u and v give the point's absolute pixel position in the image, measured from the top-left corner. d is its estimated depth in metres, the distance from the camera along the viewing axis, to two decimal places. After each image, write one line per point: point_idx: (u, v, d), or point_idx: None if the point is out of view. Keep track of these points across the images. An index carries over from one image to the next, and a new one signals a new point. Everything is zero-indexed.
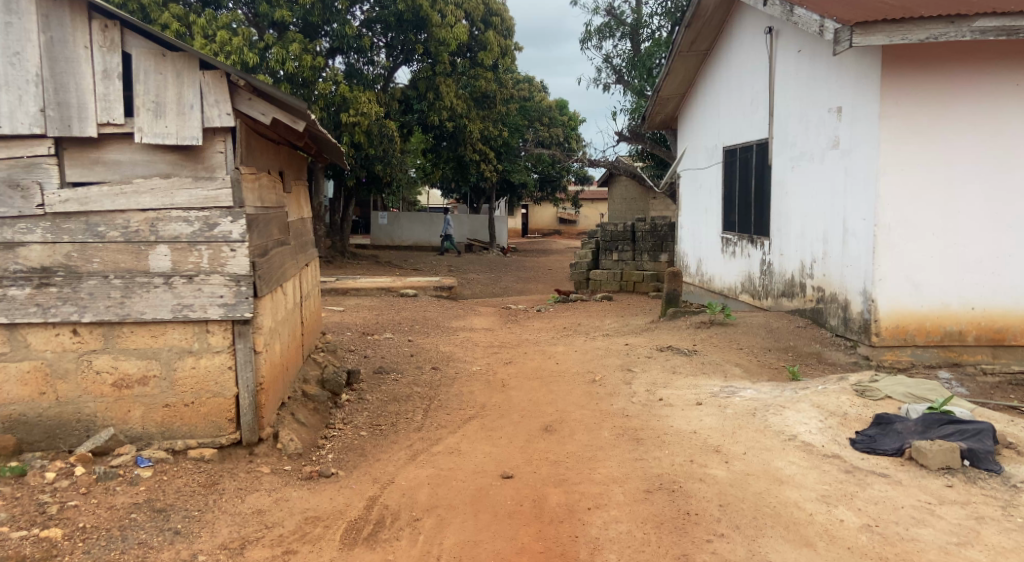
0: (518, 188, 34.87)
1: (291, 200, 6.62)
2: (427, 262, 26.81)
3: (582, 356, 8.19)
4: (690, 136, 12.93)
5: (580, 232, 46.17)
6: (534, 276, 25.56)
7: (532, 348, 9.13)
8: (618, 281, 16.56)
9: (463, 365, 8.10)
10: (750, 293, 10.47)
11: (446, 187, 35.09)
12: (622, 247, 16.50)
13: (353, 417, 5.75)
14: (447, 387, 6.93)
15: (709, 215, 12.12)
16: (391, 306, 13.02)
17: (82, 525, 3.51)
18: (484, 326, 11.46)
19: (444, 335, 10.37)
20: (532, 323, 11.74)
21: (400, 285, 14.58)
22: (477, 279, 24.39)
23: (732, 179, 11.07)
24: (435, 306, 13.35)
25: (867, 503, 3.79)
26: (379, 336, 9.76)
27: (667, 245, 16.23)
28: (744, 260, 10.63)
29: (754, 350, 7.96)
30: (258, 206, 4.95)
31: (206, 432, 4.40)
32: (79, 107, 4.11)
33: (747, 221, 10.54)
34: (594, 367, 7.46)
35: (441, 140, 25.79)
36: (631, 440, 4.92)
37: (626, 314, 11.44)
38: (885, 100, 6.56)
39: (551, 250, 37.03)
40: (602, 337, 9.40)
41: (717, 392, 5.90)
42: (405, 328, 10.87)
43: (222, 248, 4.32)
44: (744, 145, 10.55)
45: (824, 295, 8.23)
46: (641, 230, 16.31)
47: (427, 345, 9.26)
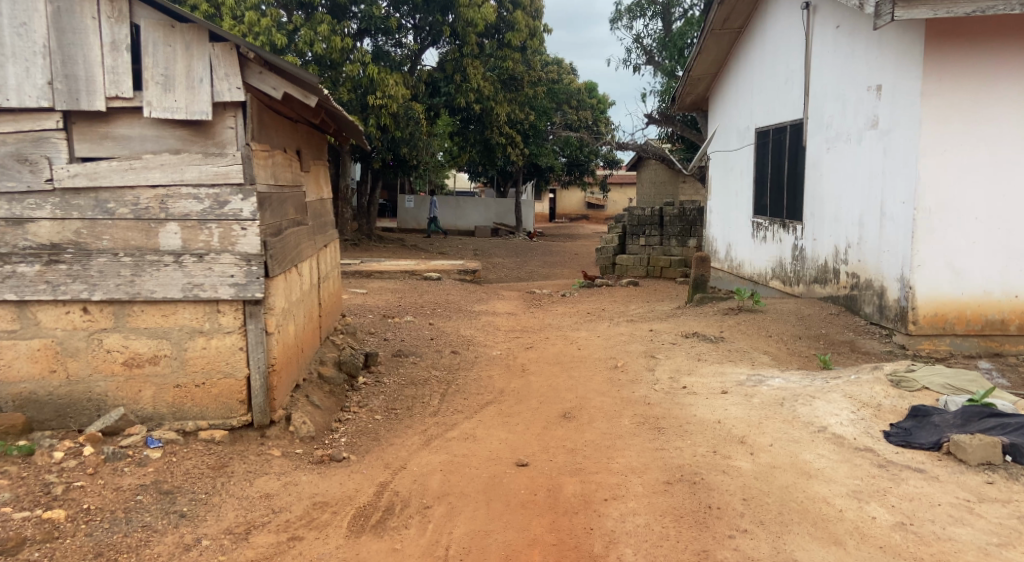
0: (546, 171, 34.65)
1: (309, 181, 6.49)
2: (453, 246, 26.74)
3: (605, 341, 8.04)
4: (721, 117, 12.65)
5: (608, 216, 45.82)
6: (560, 261, 25.40)
7: (554, 333, 9.00)
8: (645, 267, 16.33)
9: (483, 349, 7.99)
10: (781, 279, 10.23)
11: (474, 170, 34.97)
12: (650, 231, 16.24)
13: (369, 400, 5.67)
14: (466, 372, 6.82)
15: (739, 199, 11.87)
16: (414, 289, 12.95)
17: (85, 506, 3.43)
18: (507, 310, 11.33)
19: (466, 319, 10.27)
20: (555, 308, 11.59)
21: (424, 268, 14.52)
22: (503, 263, 24.27)
23: (763, 161, 10.83)
24: (458, 289, 13.25)
25: (901, 500, 3.59)
26: (400, 319, 9.69)
27: (696, 229, 15.96)
28: (775, 245, 10.40)
29: (784, 338, 7.74)
30: (272, 184, 4.84)
31: (218, 414, 4.32)
32: (87, 80, 4.02)
33: (778, 205, 10.31)
34: (617, 353, 7.31)
35: (468, 123, 25.65)
36: (652, 429, 4.76)
37: (652, 300, 11.23)
38: (927, 78, 6.27)
39: (578, 235, 36.80)
40: (626, 323, 9.22)
41: (743, 381, 5.72)
42: (427, 311, 10.80)
43: (232, 226, 4.23)
44: (777, 126, 10.29)
45: (860, 281, 7.97)
46: (669, 215, 16.03)
47: (448, 329, 9.17)
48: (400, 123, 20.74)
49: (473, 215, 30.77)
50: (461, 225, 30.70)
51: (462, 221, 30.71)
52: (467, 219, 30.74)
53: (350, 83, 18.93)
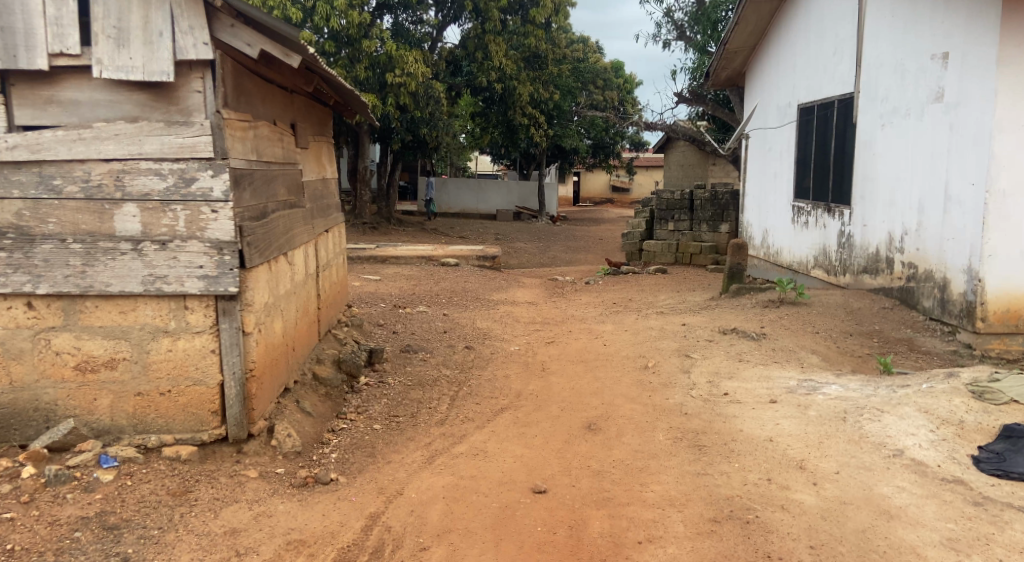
0: (570, 154, 33.85)
1: (306, 159, 5.85)
2: (473, 230, 26.11)
3: (633, 336, 7.37)
4: (759, 93, 11.95)
5: (633, 200, 44.94)
6: (584, 246, 24.69)
7: (577, 327, 8.34)
8: (674, 253, 15.59)
9: (499, 344, 7.35)
10: (825, 268, 9.58)
11: (496, 152, 34.26)
12: (679, 216, 15.49)
13: (370, 404, 5.04)
14: (479, 371, 6.19)
15: (778, 181, 11.21)
16: (429, 276, 12.32)
17: (10, 547, 2.85)
18: (526, 300, 10.67)
19: (483, 309, 9.65)
20: (578, 297, 10.90)
21: (441, 254, 13.89)
22: (525, 248, 23.63)
23: (807, 139, 10.21)
24: (476, 276, 12.62)
25: (1009, 552, 2.91)
26: (412, 309, 9.08)
27: (728, 214, 15.16)
28: (818, 232, 9.75)
29: (833, 335, 7.05)
30: (255, 160, 4.20)
31: (186, 426, 3.70)
32: (26, 33, 3.40)
33: (823, 187, 9.67)
34: (647, 350, 6.63)
35: (491, 103, 25.01)
36: (691, 447, 4.10)
37: (683, 290, 10.51)
38: (1005, 43, 5.51)
39: (602, 219, 36.01)
40: (655, 316, 8.53)
41: (794, 388, 5.03)
42: (442, 300, 10.18)
43: (201, 209, 3.60)
44: (823, 102, 9.67)
45: (917, 272, 7.38)
46: (700, 198, 15.24)
47: (463, 320, 8.54)
48: (418, 102, 20.20)
49: (495, 199, 30.07)
50: (483, 209, 30.03)
51: (483, 205, 30.04)
52: (489, 202, 30.05)
53: (366, 61, 18.41)
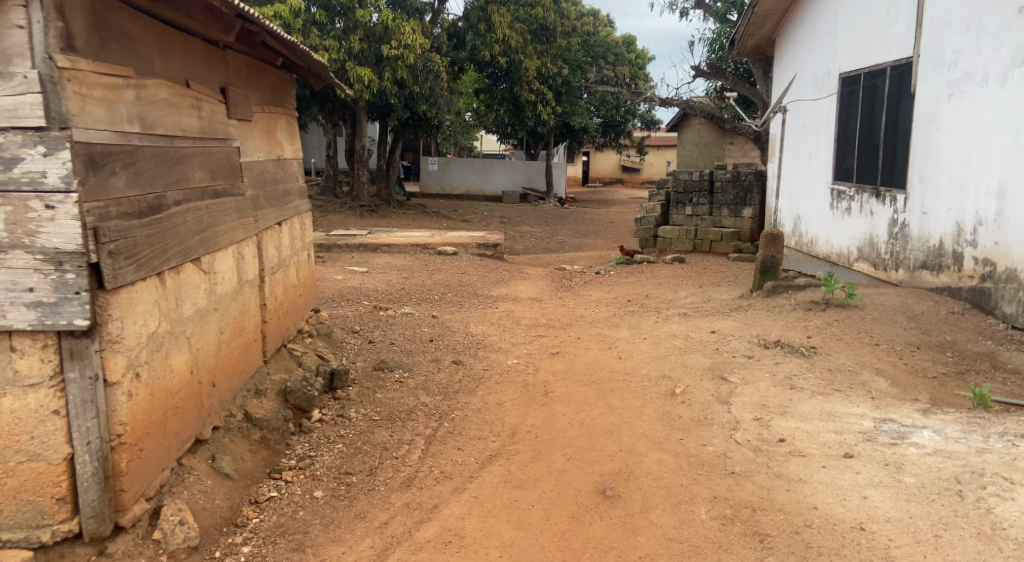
0: (580, 133, 32.58)
1: (246, 135, 4.65)
2: (477, 213, 24.91)
3: (654, 347, 6.23)
4: (792, 63, 10.73)
5: (643, 180, 43.62)
6: (594, 230, 23.49)
7: (587, 332, 7.18)
8: (692, 240, 14.37)
9: (496, 356, 6.20)
10: (871, 262, 8.39)
11: (503, 130, 33.04)
12: (698, 199, 14.30)
13: (318, 452, 3.89)
14: (467, 398, 5.03)
15: (814, 161, 10.01)
16: (423, 268, 11.17)
17: None
18: (529, 297, 9.52)
19: (481, 308, 8.51)
20: (588, 293, 9.72)
21: (438, 242, 12.73)
22: (532, 233, 22.48)
23: (851, 113, 9.01)
24: (475, 268, 11.45)
25: None
26: (396, 308, 7.94)
27: (751, 197, 13.92)
28: (863, 220, 8.55)
29: (896, 347, 5.86)
30: (140, 131, 3.01)
31: (19, 521, 2.60)
32: None
33: (871, 168, 8.48)
34: (674, 369, 5.47)
35: (496, 79, 24.06)
36: (746, 537, 2.96)
37: (707, 286, 9.29)
38: None
39: (612, 201, 34.73)
40: (678, 319, 7.35)
41: (873, 434, 3.87)
42: (434, 298, 9.03)
43: (29, 203, 2.51)
44: (872, 69, 8.48)
45: (994, 271, 6.23)
46: (721, 180, 14.02)
47: (454, 323, 7.39)
48: (417, 76, 19.18)
49: (501, 180, 28.78)
50: (488, 191, 28.77)
51: (488, 186, 28.80)
52: (494, 183, 28.78)
53: (361, 32, 17.67)
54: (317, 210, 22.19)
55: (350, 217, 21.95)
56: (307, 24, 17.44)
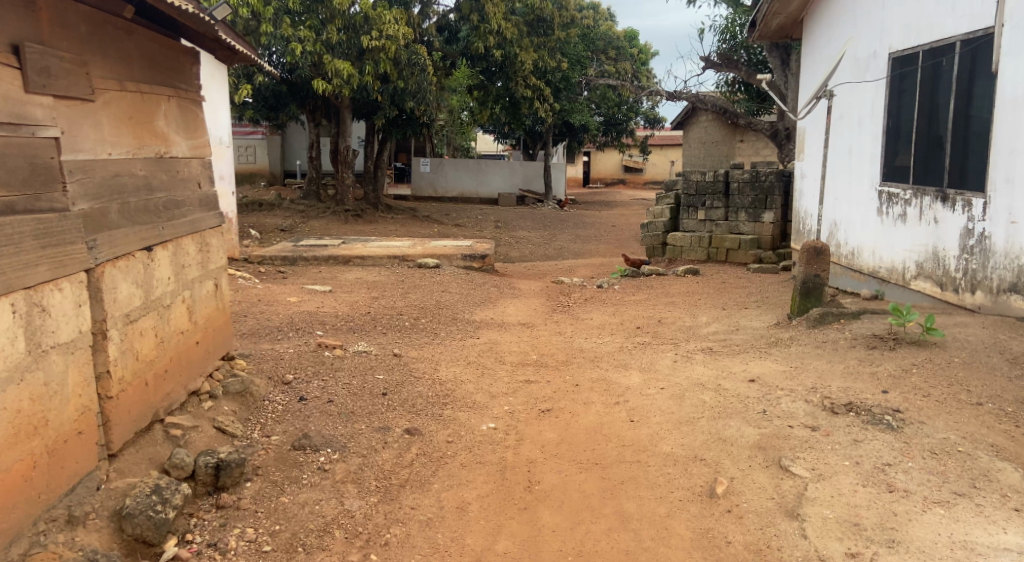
0: (580, 132, 31.18)
1: (82, 120, 3.18)
2: (470, 216, 23.40)
3: (676, 404, 4.72)
4: (826, 45, 9.22)
5: (646, 181, 42.17)
6: (595, 235, 22.05)
7: (587, 376, 5.69)
8: (706, 248, 12.91)
9: (467, 418, 4.69)
10: (934, 281, 6.90)
11: (500, 129, 31.65)
12: (712, 202, 12.80)
13: None
14: (416, 498, 3.50)
15: (854, 158, 8.53)
16: (398, 286, 9.70)
17: None
18: (518, 322, 8.05)
19: (458, 340, 7.03)
20: (588, 317, 8.24)
21: (418, 253, 11.26)
22: (528, 238, 21.01)
23: (906, 101, 7.50)
24: (459, 284, 9.97)
25: None
26: (352, 343, 6.44)
27: (772, 200, 12.43)
28: (926, 230, 7.04)
29: (1004, 405, 4.30)
30: None
31: None
32: None
33: (935, 167, 6.97)
34: (708, 446, 3.96)
35: (490, 76, 22.69)
36: None
37: (730, 309, 7.79)
38: None
39: (613, 203, 33.28)
40: (700, 357, 5.88)
41: None
42: (404, 325, 7.57)
43: None
44: (935, 46, 6.97)
45: None
46: (738, 181, 12.57)
47: (420, 363, 5.89)
48: (401, 69, 17.77)
49: (497, 181, 27.29)
50: (484, 193, 27.28)
51: (483, 188, 27.29)
52: (490, 185, 27.28)
53: (339, 21, 16.28)
54: (298, 215, 20.73)
55: (334, 222, 20.50)
56: (279, 14, 16.01)
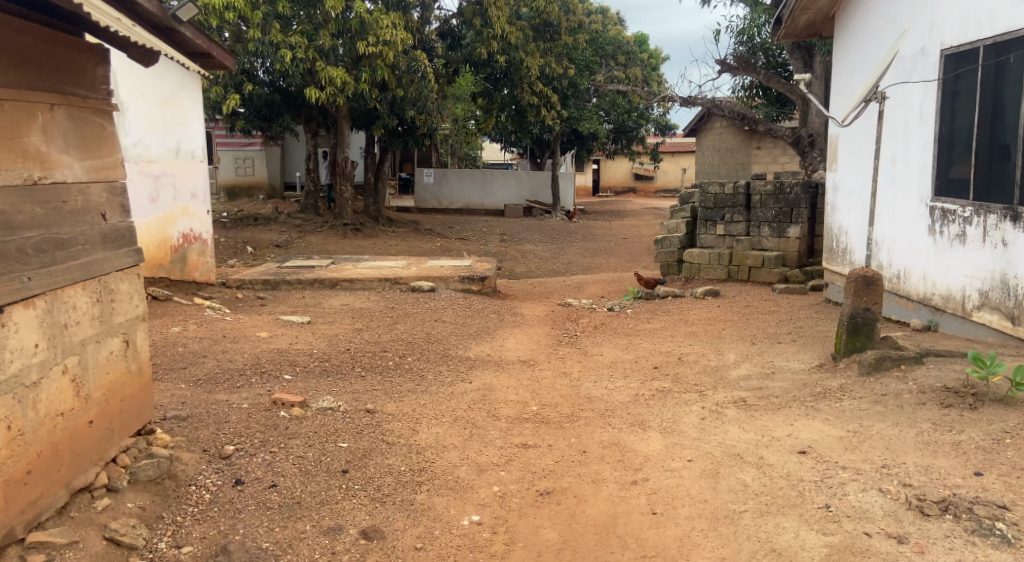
0: (589, 140, 30.29)
1: None
2: (475, 229, 22.47)
3: (709, 487, 3.74)
4: (863, 42, 8.25)
5: (657, 190, 41.19)
6: (605, 248, 21.07)
7: (596, 439, 4.70)
8: (725, 266, 11.96)
9: (444, 507, 3.73)
10: (1003, 313, 5.90)
11: (506, 138, 30.80)
12: (732, 215, 11.91)
13: None
14: None
15: (898, 169, 7.55)
16: (387, 315, 8.77)
17: None
18: (518, 359, 7.09)
19: (447, 386, 6.08)
20: (597, 352, 7.27)
21: (411, 275, 10.33)
22: (535, 252, 20.06)
23: (961, 104, 6.52)
24: (454, 311, 9.04)
25: None
26: (320, 394, 5.50)
27: (798, 213, 11.46)
28: (990, 253, 6.05)
29: None
30: None
31: None
32: None
33: (1002, 181, 5.98)
34: None
35: (495, 83, 21.81)
36: None
37: (761, 345, 6.79)
38: None
39: (623, 213, 32.31)
40: (732, 413, 4.90)
41: None
42: (387, 366, 6.62)
43: None
44: (998, 40, 5.99)
45: None
46: (760, 193, 11.65)
47: (396, 422, 4.92)
48: (399, 76, 16.86)
49: (503, 192, 26.38)
50: (490, 204, 26.35)
51: (489, 199, 26.38)
52: (496, 196, 26.36)
53: (333, 26, 15.42)
54: (295, 229, 19.83)
55: (332, 237, 19.61)
56: (269, 18, 15.12)
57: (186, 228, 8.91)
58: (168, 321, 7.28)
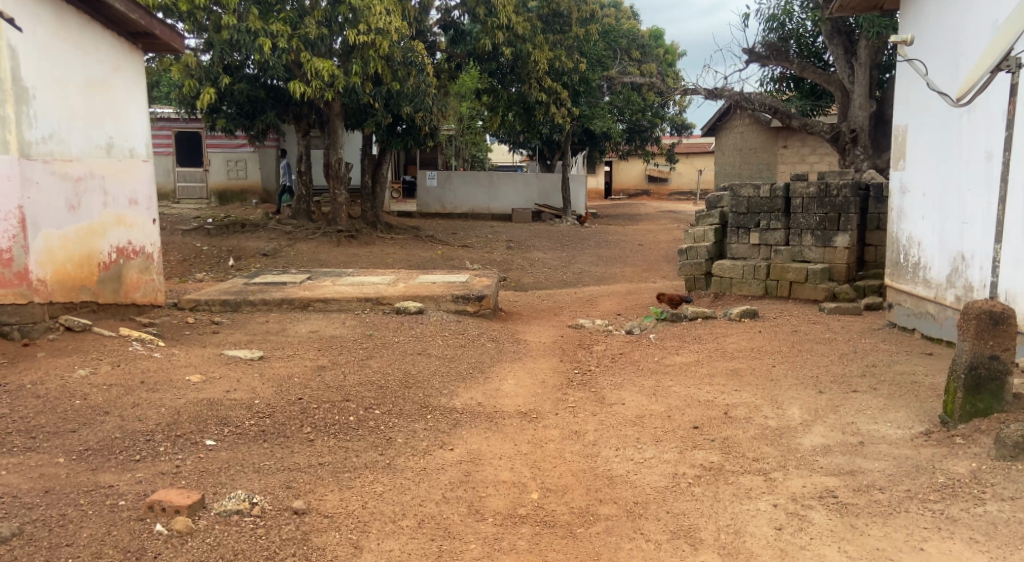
0: (601, 141, 28.80)
1: None
2: (479, 235, 20.98)
3: None
4: (953, 10, 6.68)
5: (671, 192, 39.63)
6: (619, 255, 19.56)
7: None
8: (762, 281, 10.40)
9: None
10: None
11: (515, 138, 29.34)
12: (767, 222, 10.48)
13: None
14: None
15: (996, 166, 6.01)
16: (361, 345, 7.27)
17: None
18: (518, 410, 5.58)
19: (418, 455, 4.59)
20: (615, 401, 5.75)
21: (397, 294, 8.84)
22: (544, 260, 18.55)
23: None
24: (444, 341, 7.55)
25: None
26: (242, 482, 4.02)
27: (846, 220, 9.93)
28: None
29: None
30: None
31: None
32: None
33: None
34: None
35: (500, 78, 20.42)
36: None
37: (829, 395, 5.24)
38: None
39: (638, 217, 30.77)
40: (820, 524, 3.37)
41: None
42: (346, 423, 5.11)
43: None
44: None
45: None
46: (801, 196, 10.21)
47: (332, 536, 3.42)
48: (394, 69, 15.43)
49: (510, 196, 24.86)
50: (496, 208, 24.82)
51: (496, 203, 24.87)
52: (503, 200, 24.84)
53: (318, 13, 13.96)
54: (284, 236, 18.38)
55: (325, 245, 18.16)
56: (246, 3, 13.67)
57: (122, 240, 7.49)
58: (77, 361, 5.81)
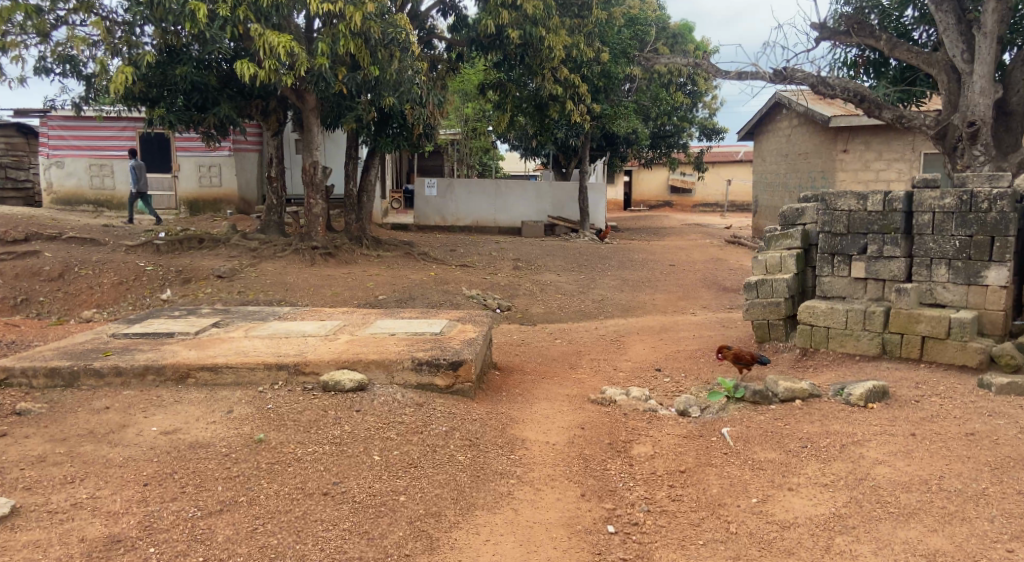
0: (624, 144, 25.70)
1: None
2: (483, 253, 17.90)
3: None
4: None
5: (695, 204, 36.52)
6: (648, 278, 16.40)
7: None
8: (879, 335, 7.04)
9: None
10: None
11: (527, 142, 26.29)
12: (879, 246, 7.40)
13: None
14: None
15: None
16: (232, 466, 4.13)
17: None
18: None
19: None
20: None
21: (329, 359, 5.71)
22: (559, 284, 15.47)
23: None
24: (387, 455, 4.44)
25: None
26: None
27: (1002, 243, 6.77)
28: None
29: None
30: None
31: None
32: None
33: None
34: None
35: (508, 67, 17.31)
36: None
37: None
38: None
39: (663, 230, 27.63)
40: None
41: None
42: None
43: None
44: None
45: None
46: (931, 209, 7.09)
47: None
48: (373, 49, 12.40)
49: (521, 207, 21.76)
50: (503, 222, 21.73)
51: (505, 216, 21.76)
52: (512, 211, 21.74)
53: None
54: (247, 254, 15.34)
55: (295, 266, 15.09)
56: None
57: None
58: None
